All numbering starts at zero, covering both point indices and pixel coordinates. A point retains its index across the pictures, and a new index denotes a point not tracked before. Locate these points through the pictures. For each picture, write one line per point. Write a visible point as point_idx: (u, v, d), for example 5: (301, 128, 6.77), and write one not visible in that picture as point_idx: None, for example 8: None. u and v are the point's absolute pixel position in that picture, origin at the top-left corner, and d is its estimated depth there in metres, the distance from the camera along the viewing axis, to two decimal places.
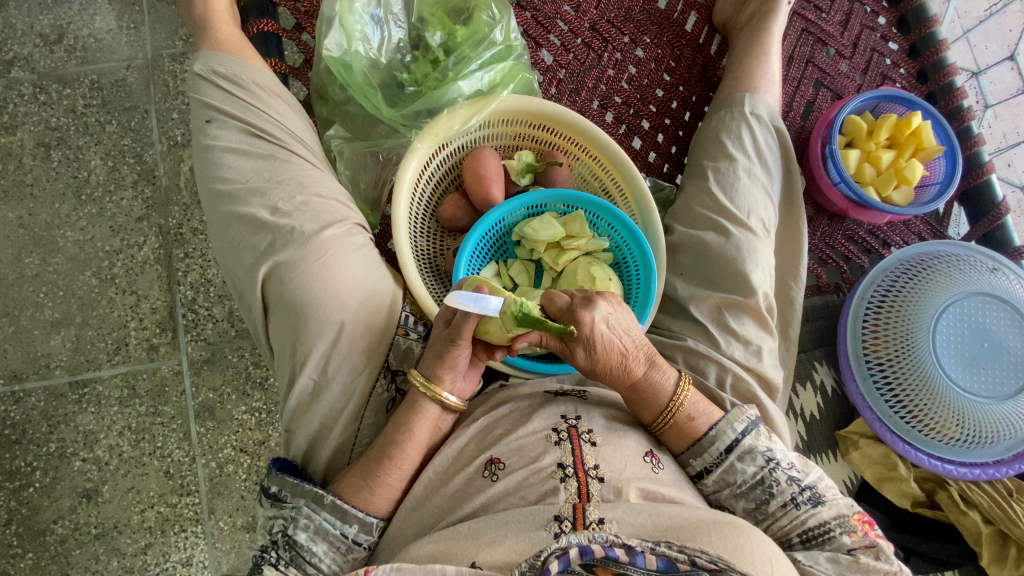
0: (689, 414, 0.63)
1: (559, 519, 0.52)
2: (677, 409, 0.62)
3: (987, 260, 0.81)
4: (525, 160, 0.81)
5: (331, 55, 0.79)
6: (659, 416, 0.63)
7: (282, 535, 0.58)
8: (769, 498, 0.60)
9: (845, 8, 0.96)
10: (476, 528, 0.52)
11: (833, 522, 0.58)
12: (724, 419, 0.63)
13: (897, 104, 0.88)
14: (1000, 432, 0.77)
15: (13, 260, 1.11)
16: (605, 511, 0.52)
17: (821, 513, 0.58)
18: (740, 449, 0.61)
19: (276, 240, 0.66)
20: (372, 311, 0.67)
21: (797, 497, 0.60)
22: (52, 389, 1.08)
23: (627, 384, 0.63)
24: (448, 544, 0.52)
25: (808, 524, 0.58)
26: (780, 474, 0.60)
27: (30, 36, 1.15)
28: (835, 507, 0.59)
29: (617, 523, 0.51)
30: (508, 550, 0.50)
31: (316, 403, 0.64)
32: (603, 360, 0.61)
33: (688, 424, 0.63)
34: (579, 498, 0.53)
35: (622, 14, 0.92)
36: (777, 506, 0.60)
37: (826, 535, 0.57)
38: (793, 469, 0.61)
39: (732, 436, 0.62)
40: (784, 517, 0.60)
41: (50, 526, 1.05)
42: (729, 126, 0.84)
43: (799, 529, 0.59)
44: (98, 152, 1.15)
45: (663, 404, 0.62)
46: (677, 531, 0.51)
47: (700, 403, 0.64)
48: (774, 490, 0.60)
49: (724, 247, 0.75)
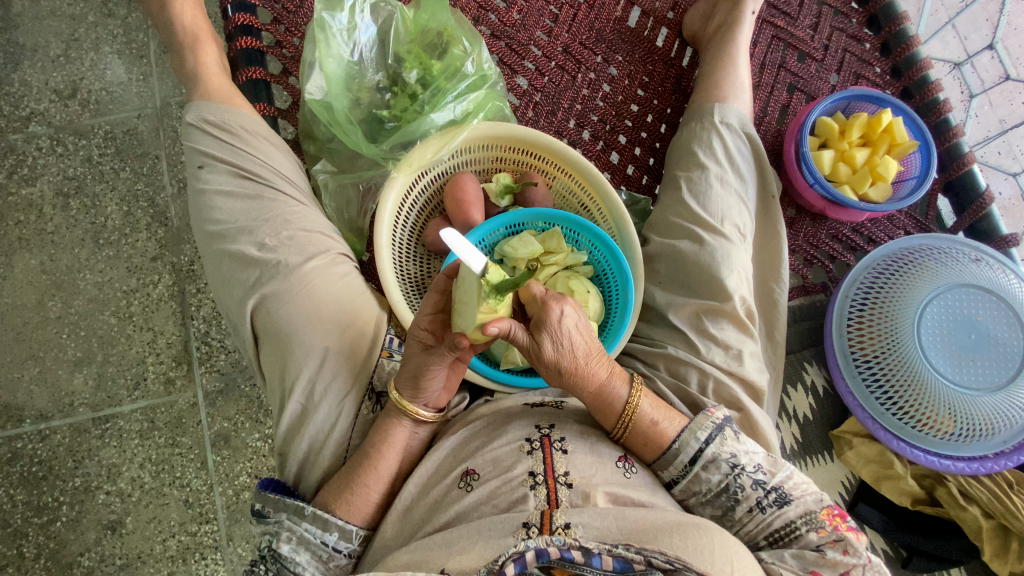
0: (652, 419, 0.64)
1: (527, 526, 0.54)
2: (642, 413, 0.64)
3: (969, 251, 0.82)
4: (503, 182, 0.85)
5: (314, 98, 0.84)
6: (619, 418, 0.63)
7: (268, 549, 0.61)
8: (735, 504, 0.62)
9: (813, 11, 0.98)
10: (450, 538, 0.55)
11: (799, 520, 0.59)
12: (688, 429, 0.64)
13: (867, 103, 0.89)
14: (995, 424, 0.77)
15: (37, 304, 1.18)
16: (572, 515, 0.54)
17: (788, 513, 0.60)
18: (704, 458, 0.62)
19: (264, 274, 0.70)
20: (356, 336, 0.69)
21: (763, 501, 0.61)
22: (76, 425, 1.14)
23: (594, 387, 0.63)
24: (422, 553, 0.54)
25: (775, 526, 0.60)
26: (745, 480, 0.61)
27: (46, 93, 1.24)
28: (802, 505, 0.60)
29: (583, 527, 0.53)
30: (476, 557, 0.51)
31: (303, 426, 0.67)
32: (569, 357, 0.61)
33: (664, 432, 0.64)
34: (547, 505, 0.56)
35: (593, 36, 0.95)
36: (743, 512, 0.61)
37: (793, 534, 0.59)
38: (758, 473, 0.62)
39: (695, 447, 0.63)
40: (751, 521, 0.61)
41: (77, 558, 1.09)
42: (700, 137, 0.86)
43: (765, 532, 0.61)
44: (114, 198, 1.22)
45: (621, 407, 0.63)
46: (639, 533, 0.53)
47: (658, 410, 0.65)
48: (739, 496, 0.61)
49: (699, 255, 0.77)
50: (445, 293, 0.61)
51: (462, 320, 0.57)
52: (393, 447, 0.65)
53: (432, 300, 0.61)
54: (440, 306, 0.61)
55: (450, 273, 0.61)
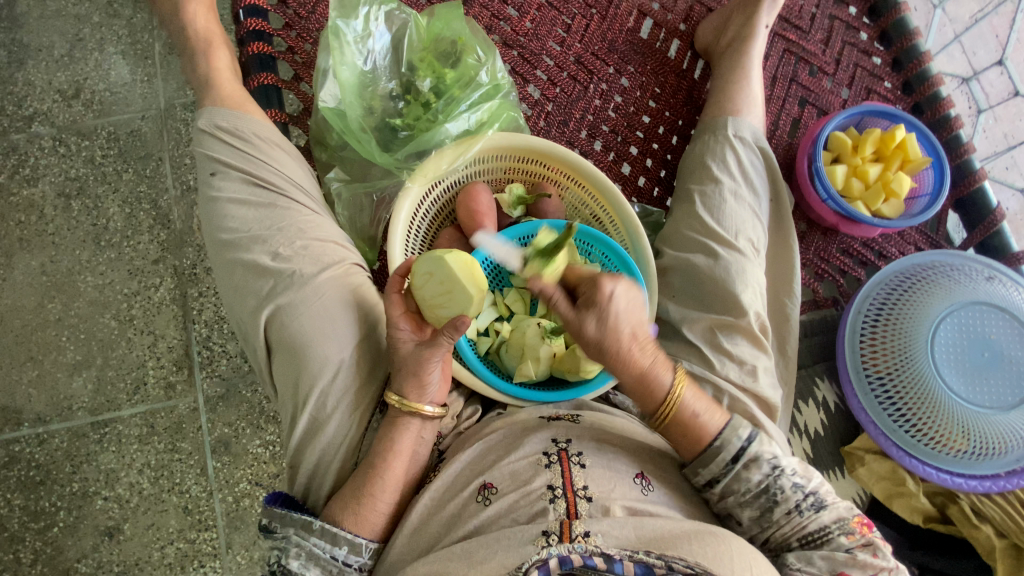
0: (694, 411, 0.63)
1: (547, 534, 0.53)
2: (685, 404, 0.62)
3: (982, 268, 0.82)
4: (515, 194, 0.85)
5: (327, 106, 0.83)
6: (661, 405, 0.62)
7: (278, 565, 0.60)
8: (774, 505, 0.61)
9: (825, 26, 0.98)
10: (469, 548, 0.54)
11: (832, 525, 0.59)
12: (728, 427, 0.63)
13: (881, 118, 0.89)
14: (1008, 443, 0.76)
15: (37, 306, 1.16)
16: (590, 524, 0.54)
17: (822, 518, 0.60)
18: (745, 457, 0.62)
19: (278, 284, 0.69)
20: (370, 348, 0.69)
21: (801, 504, 0.60)
22: (74, 429, 1.12)
23: (635, 372, 0.62)
24: (441, 564, 0.54)
25: (808, 528, 0.60)
26: (784, 482, 0.61)
27: (49, 93, 1.23)
28: (836, 511, 0.60)
29: (602, 536, 0.53)
30: (498, 565, 0.51)
31: (315, 438, 0.66)
32: (611, 338, 0.60)
33: (705, 425, 0.63)
34: (567, 516, 0.55)
35: (605, 46, 0.95)
36: (780, 513, 0.61)
37: (825, 537, 0.59)
38: (797, 476, 0.61)
39: (737, 445, 0.62)
40: (787, 523, 0.61)
41: (74, 564, 1.08)
42: (714, 150, 0.85)
43: (798, 534, 0.60)
44: (116, 200, 1.21)
45: (664, 395, 0.62)
46: (659, 541, 0.53)
47: (701, 401, 0.64)
48: (778, 497, 0.61)
49: (713, 269, 0.77)
50: (404, 293, 0.66)
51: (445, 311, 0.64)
52: (405, 460, 0.64)
53: (396, 302, 0.65)
54: (405, 309, 0.66)
55: (403, 272, 0.66)
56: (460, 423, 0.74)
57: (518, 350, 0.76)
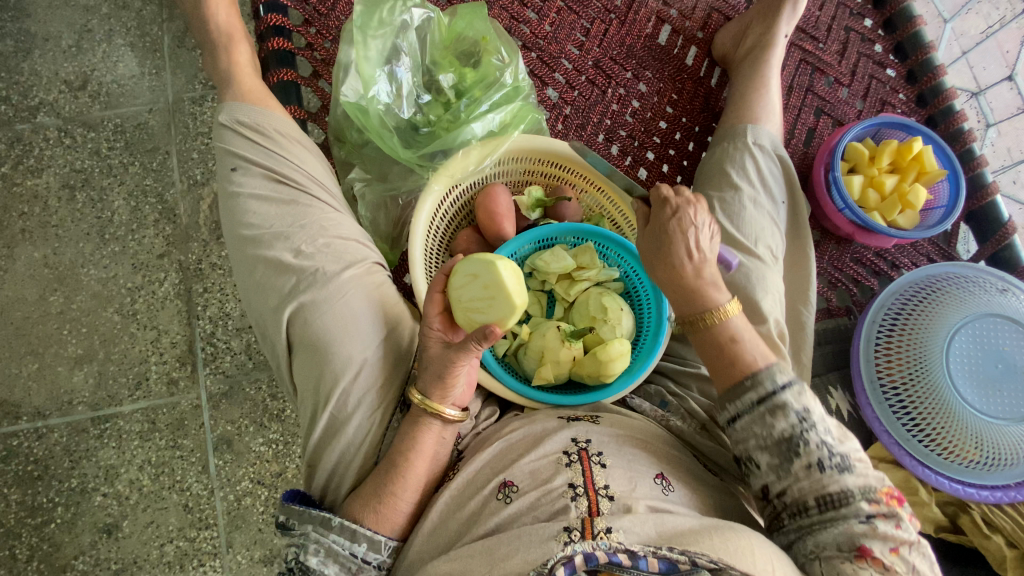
0: (732, 337, 0.63)
1: (569, 530, 0.53)
2: (726, 327, 0.63)
3: (995, 281, 0.83)
4: (535, 195, 0.84)
5: (347, 100, 0.82)
6: (706, 316, 0.64)
7: (296, 561, 0.60)
8: (794, 456, 0.57)
9: (840, 37, 0.99)
10: (490, 544, 0.54)
11: (856, 490, 0.54)
12: (766, 369, 0.60)
13: (896, 130, 0.90)
14: (1019, 454, 0.77)
15: (38, 299, 1.15)
16: (612, 521, 0.54)
17: (846, 480, 0.55)
18: (772, 402, 0.59)
19: (300, 281, 0.68)
20: (392, 347, 0.69)
21: (824, 460, 0.56)
22: (75, 424, 1.11)
23: (690, 279, 0.65)
24: (463, 562, 0.54)
25: (829, 488, 0.55)
26: (811, 436, 0.57)
27: (55, 83, 1.21)
28: (862, 477, 0.56)
29: (624, 532, 0.52)
30: (521, 562, 0.51)
31: (336, 437, 0.66)
32: (669, 242, 0.65)
33: (742, 355, 0.62)
34: (589, 514, 0.55)
35: (624, 52, 0.95)
36: (800, 466, 0.57)
37: (845, 500, 0.54)
38: (827, 435, 0.57)
39: (768, 387, 0.59)
40: (806, 478, 0.56)
41: (71, 561, 1.06)
42: (733, 157, 0.86)
43: (817, 493, 0.56)
44: (121, 193, 1.20)
45: (714, 306, 0.64)
46: (680, 537, 0.53)
47: (746, 330, 0.64)
48: (801, 448, 0.57)
49: (734, 275, 0.77)
50: (444, 292, 0.65)
51: (480, 317, 0.63)
52: (425, 458, 0.64)
53: (436, 301, 0.64)
54: (444, 306, 0.65)
55: (447, 270, 0.65)
56: (478, 424, 0.74)
57: (538, 353, 0.76)
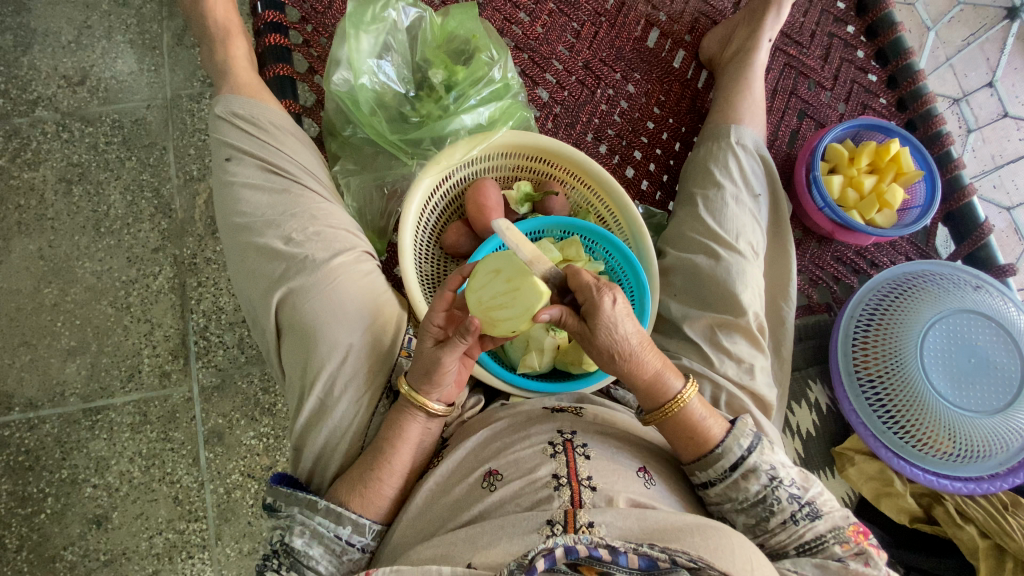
0: (696, 416, 0.64)
1: (551, 523, 0.55)
2: (691, 409, 0.64)
3: (969, 278, 0.86)
4: (523, 190, 0.86)
5: (340, 91, 0.86)
6: (666, 407, 0.64)
7: (280, 544, 0.61)
8: (769, 515, 0.62)
9: (824, 43, 1.02)
10: (473, 533, 0.55)
11: (828, 534, 0.61)
12: (730, 435, 0.64)
13: (875, 132, 0.93)
14: (991, 446, 0.79)
15: (33, 291, 1.16)
16: (595, 515, 0.55)
17: (818, 526, 0.61)
18: (744, 467, 0.63)
19: (290, 268, 0.70)
20: (379, 333, 0.70)
21: (796, 514, 0.62)
22: (66, 415, 1.12)
23: (647, 375, 0.63)
24: (446, 548, 0.55)
25: (806, 537, 0.61)
26: (780, 493, 0.62)
27: (54, 78, 1.23)
28: (830, 519, 0.62)
29: (606, 526, 0.54)
30: (502, 552, 0.53)
31: (323, 420, 0.67)
32: (607, 342, 0.59)
33: (710, 429, 0.64)
34: (571, 505, 0.56)
35: (613, 54, 0.98)
36: (776, 522, 0.62)
37: (820, 545, 0.61)
38: (794, 487, 0.63)
39: (738, 454, 0.63)
40: (782, 532, 0.62)
41: (60, 552, 1.06)
42: (717, 156, 0.88)
43: (796, 542, 0.62)
44: (118, 187, 1.21)
45: (671, 397, 0.63)
46: (661, 533, 0.55)
47: (705, 406, 0.65)
48: (774, 508, 0.62)
49: (715, 269, 0.80)
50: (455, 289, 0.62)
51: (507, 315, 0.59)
52: (410, 445, 0.65)
53: (446, 299, 0.61)
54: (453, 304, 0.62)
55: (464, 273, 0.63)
56: (464, 412, 0.75)
57: (523, 342, 0.77)
